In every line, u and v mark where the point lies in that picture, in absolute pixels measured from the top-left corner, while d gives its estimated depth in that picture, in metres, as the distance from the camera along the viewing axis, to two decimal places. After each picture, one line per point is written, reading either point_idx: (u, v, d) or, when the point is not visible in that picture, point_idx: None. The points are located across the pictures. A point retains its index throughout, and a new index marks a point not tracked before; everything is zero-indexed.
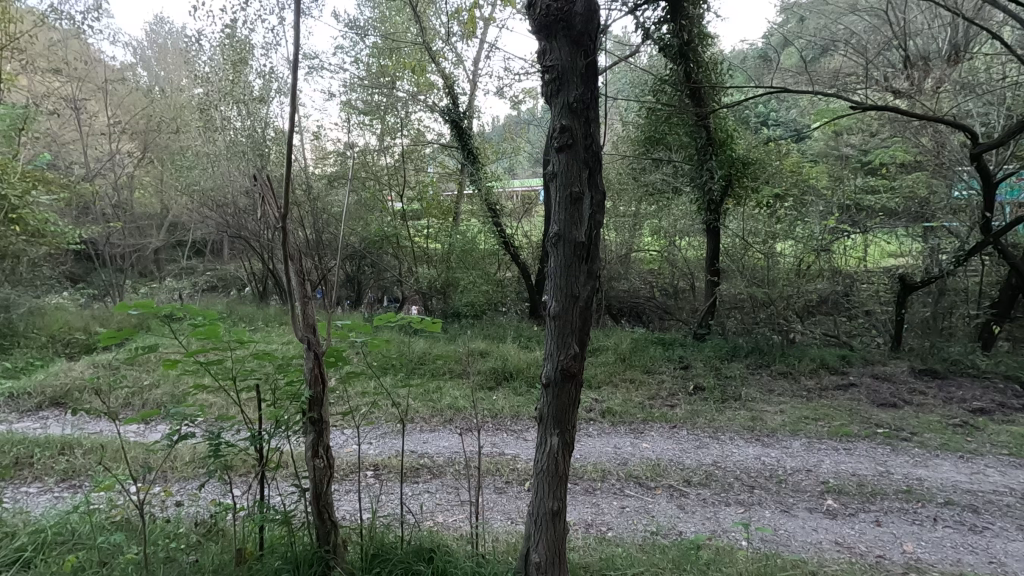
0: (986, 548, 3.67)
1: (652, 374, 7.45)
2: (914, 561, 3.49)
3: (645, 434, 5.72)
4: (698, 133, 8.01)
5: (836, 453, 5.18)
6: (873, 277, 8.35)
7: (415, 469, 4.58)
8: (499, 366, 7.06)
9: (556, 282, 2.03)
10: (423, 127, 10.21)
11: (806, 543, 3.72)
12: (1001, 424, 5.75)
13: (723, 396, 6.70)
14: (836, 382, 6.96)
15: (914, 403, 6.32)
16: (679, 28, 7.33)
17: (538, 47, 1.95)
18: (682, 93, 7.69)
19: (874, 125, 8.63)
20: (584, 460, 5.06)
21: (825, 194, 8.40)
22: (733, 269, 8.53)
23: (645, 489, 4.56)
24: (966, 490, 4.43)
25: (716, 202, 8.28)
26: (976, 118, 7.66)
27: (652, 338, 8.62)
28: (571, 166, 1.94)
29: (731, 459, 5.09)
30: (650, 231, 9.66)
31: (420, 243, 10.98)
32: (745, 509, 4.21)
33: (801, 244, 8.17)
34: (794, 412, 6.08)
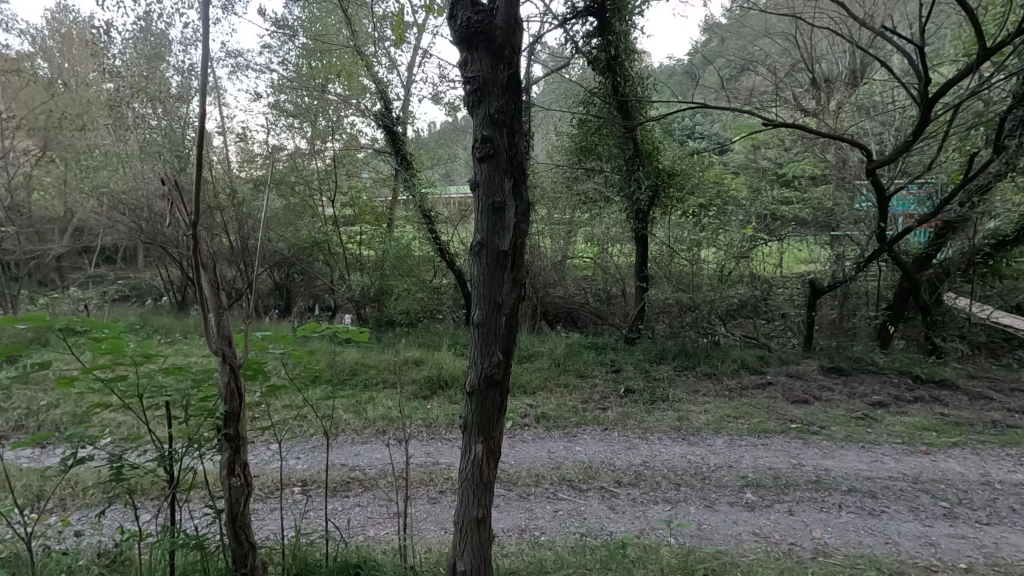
0: (883, 530, 4.01)
1: (585, 377, 7.62)
2: (821, 547, 3.76)
3: (578, 437, 5.84)
4: (626, 144, 8.32)
5: (754, 448, 5.50)
6: (788, 283, 8.91)
7: (345, 484, 4.44)
8: (434, 375, 6.99)
9: (481, 290, 2.05)
10: (356, 132, 9.97)
11: (727, 536, 3.92)
12: (896, 415, 6.30)
13: (653, 397, 6.96)
14: (755, 381, 7.39)
15: (822, 399, 6.81)
16: (606, 43, 7.58)
17: (460, 58, 1.97)
18: (611, 106, 7.96)
19: (787, 142, 9.36)
20: (519, 466, 5.11)
21: (744, 204, 8.80)
22: (661, 276, 8.96)
23: (577, 491, 4.65)
24: (866, 478, 4.82)
25: (644, 211, 8.63)
26: (872, 137, 8.53)
27: (586, 343, 8.82)
28: (494, 175, 1.96)
29: (659, 458, 5.28)
30: (583, 239, 9.86)
31: (352, 250, 10.79)
32: (672, 506, 4.38)
33: (723, 252, 8.63)
34: (717, 412, 6.40)
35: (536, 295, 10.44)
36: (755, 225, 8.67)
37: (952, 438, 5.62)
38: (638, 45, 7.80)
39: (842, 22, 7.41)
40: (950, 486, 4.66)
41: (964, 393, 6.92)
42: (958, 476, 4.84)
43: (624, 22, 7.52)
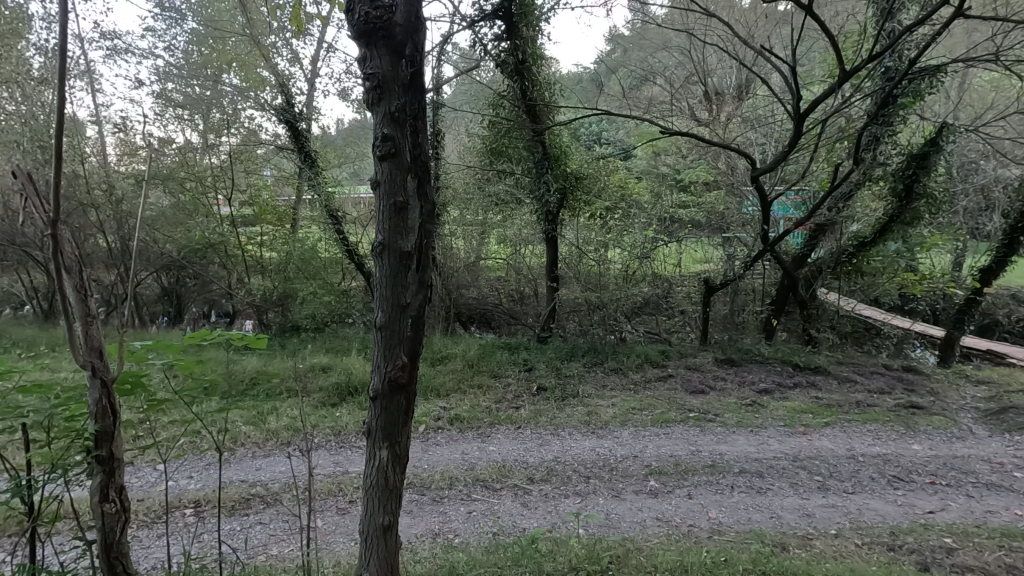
0: (769, 506, 4.39)
1: (498, 377, 7.67)
2: (716, 526, 4.05)
3: (491, 437, 5.87)
4: (535, 148, 8.50)
5: (657, 438, 5.81)
6: (686, 281, 9.53)
7: (244, 501, 4.15)
8: (343, 381, 6.73)
9: (384, 292, 2.00)
10: (255, 126, 9.50)
11: (633, 523, 4.12)
12: (778, 400, 6.94)
13: (564, 394, 7.14)
14: (657, 374, 7.82)
15: (716, 388, 7.35)
16: (514, 47, 7.70)
17: (358, 53, 1.91)
18: (519, 109, 8.07)
19: (684, 150, 10.02)
20: (432, 469, 5.05)
21: (646, 208, 9.29)
22: (570, 276, 9.20)
23: (491, 491, 4.68)
24: (754, 459, 5.25)
25: (553, 213, 8.83)
26: (757, 146, 9.33)
27: (499, 343, 8.89)
28: (395, 174, 1.93)
29: (570, 453, 5.44)
30: (496, 240, 9.92)
31: (252, 251, 10.15)
32: (582, 498, 4.53)
33: (627, 252, 8.96)
34: (623, 405, 6.70)
35: (449, 297, 10.33)
36: (656, 227, 9.13)
37: (824, 419, 6.28)
38: (545, 51, 8.02)
39: (728, 40, 8.05)
40: (823, 461, 5.20)
41: (833, 378, 7.77)
42: (830, 452, 5.41)
43: (531, 28, 7.68)
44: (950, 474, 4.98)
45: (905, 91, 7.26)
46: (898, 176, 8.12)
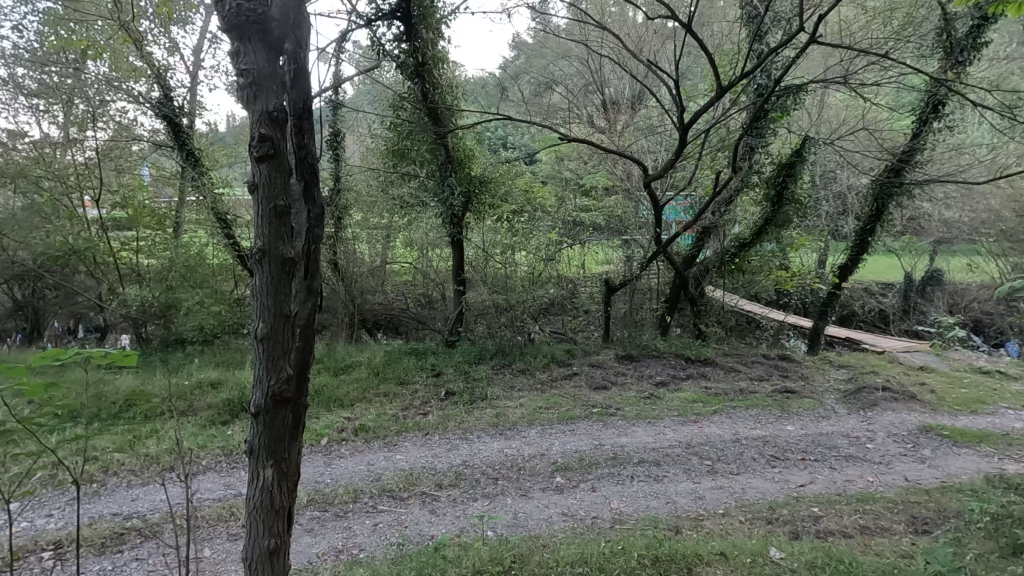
0: (665, 492, 4.67)
1: (406, 384, 7.51)
2: (617, 515, 4.25)
3: (398, 446, 5.74)
4: (438, 150, 8.48)
5: (563, 435, 5.98)
6: (590, 281, 9.89)
7: (117, 537, 3.74)
8: (235, 396, 6.26)
9: (264, 301, 1.89)
10: (130, 121, 8.69)
11: (539, 520, 4.20)
12: (673, 391, 7.41)
13: (473, 397, 7.15)
14: (563, 373, 8.05)
15: (618, 383, 7.70)
16: (413, 49, 7.61)
17: (230, 48, 1.80)
18: (420, 112, 7.97)
19: (585, 156, 10.47)
20: (335, 483, 4.84)
21: (551, 212, 9.53)
22: (477, 279, 9.18)
23: (398, 501, 4.56)
24: (652, 449, 5.57)
25: (458, 216, 8.86)
26: (649, 154, 10.00)
27: (406, 348, 8.70)
28: (275, 176, 1.83)
29: (478, 456, 5.45)
30: (402, 243, 9.73)
31: (127, 258, 9.20)
32: (490, 500, 4.55)
33: (532, 254, 9.07)
34: (531, 404, 6.83)
35: (353, 305, 9.93)
36: (560, 230, 9.39)
37: (713, 407, 6.79)
38: (446, 55, 8.02)
39: (619, 52, 8.50)
40: (712, 447, 5.61)
41: (720, 368, 8.42)
42: (718, 437, 5.87)
43: (431, 31, 7.66)
44: (817, 450, 5.58)
45: (774, 107, 8.09)
46: (770, 183, 8.97)
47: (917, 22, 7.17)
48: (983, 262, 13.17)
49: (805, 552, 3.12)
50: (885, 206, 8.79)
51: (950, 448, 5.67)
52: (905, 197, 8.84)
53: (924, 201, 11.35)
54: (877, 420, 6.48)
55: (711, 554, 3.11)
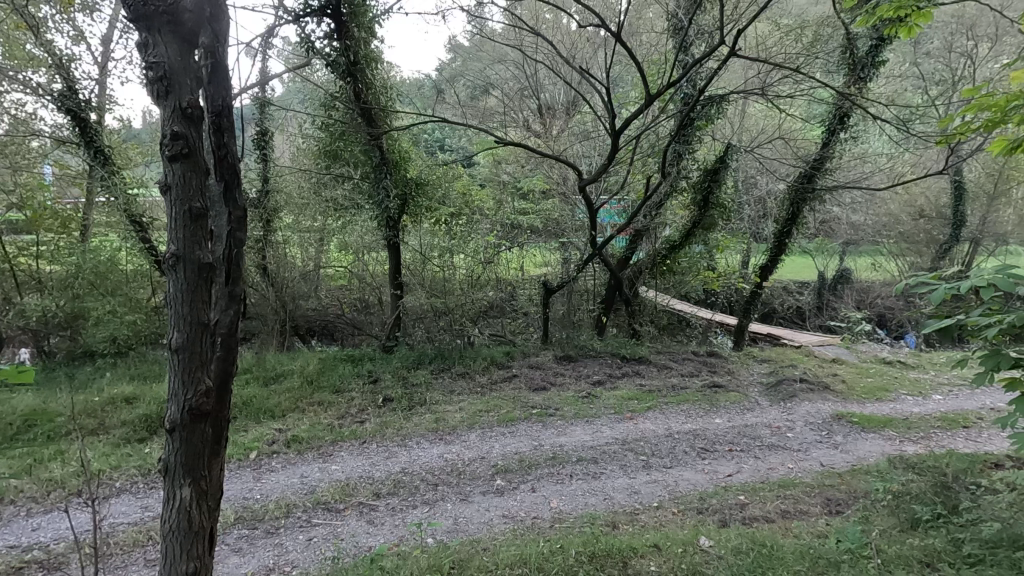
0: (602, 488, 4.78)
1: (341, 393, 7.27)
2: (557, 514, 4.31)
3: (334, 456, 5.56)
4: (372, 152, 8.24)
5: (503, 437, 5.99)
6: (528, 284, 9.98)
7: (14, 571, 3.39)
8: (153, 411, 5.84)
9: (178, 310, 1.80)
10: (28, 114, 7.94)
11: (480, 524, 4.19)
12: (610, 390, 7.60)
13: (411, 403, 7.03)
14: (502, 375, 8.07)
15: (557, 383, 7.81)
16: (345, 47, 7.42)
17: (138, 39, 1.73)
18: (353, 112, 7.77)
19: (522, 160, 10.61)
20: (266, 499, 4.62)
21: (489, 215, 9.60)
22: (414, 283, 8.98)
23: (333, 513, 4.41)
24: (589, 447, 5.68)
25: (394, 219, 8.59)
26: (583, 158, 10.24)
27: (341, 355, 8.43)
28: (189, 176, 1.76)
29: (417, 462, 5.36)
30: (337, 247, 9.47)
31: (26, 264, 8.40)
32: (430, 507, 4.49)
33: (470, 258, 9.09)
34: (470, 408, 6.81)
35: (284, 310, 9.54)
36: (498, 233, 9.48)
37: (647, 403, 7.02)
38: (380, 55, 7.89)
39: (553, 59, 8.66)
40: (647, 442, 5.80)
41: (654, 366, 8.73)
42: (652, 432, 6.07)
43: (363, 30, 7.51)
44: (743, 441, 5.89)
45: (699, 116, 8.52)
46: (697, 188, 9.42)
47: (823, 40, 7.76)
48: (884, 261, 14.52)
49: (731, 539, 3.27)
50: (800, 210, 9.42)
51: (858, 434, 6.15)
52: (817, 202, 9.52)
53: (833, 205, 12.29)
54: (796, 410, 6.92)
55: (646, 546, 3.21)
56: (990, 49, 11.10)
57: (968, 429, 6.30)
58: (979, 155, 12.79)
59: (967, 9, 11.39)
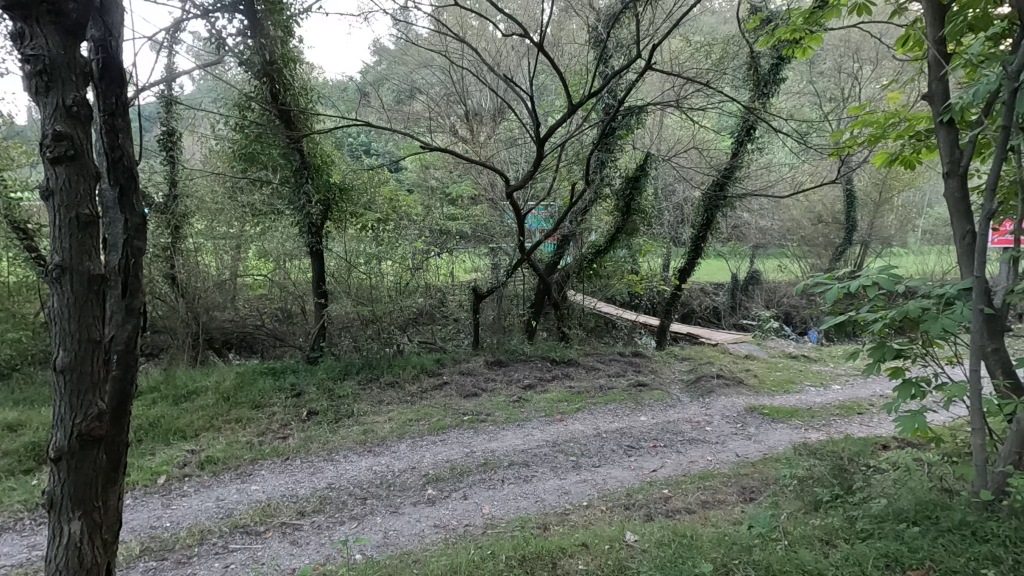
0: (533, 491, 4.84)
1: (261, 408, 6.89)
2: (489, 520, 4.30)
3: (253, 476, 5.25)
4: (292, 155, 7.95)
5: (433, 446, 5.91)
6: (458, 290, 9.95)
7: None
8: (42, 438, 5.29)
9: (65, 327, 1.69)
10: None
11: (411, 536, 4.11)
12: (540, 393, 7.71)
13: (337, 415, 6.78)
14: (433, 383, 7.96)
15: (488, 389, 7.80)
16: (259, 46, 7.04)
17: (13, 29, 1.60)
18: (270, 114, 7.46)
19: (450, 165, 10.63)
20: (176, 527, 4.29)
21: (417, 219, 9.51)
22: (340, 291, 8.65)
23: (253, 536, 4.17)
24: (520, 450, 5.73)
25: (316, 225, 8.34)
26: (511, 165, 10.36)
27: (261, 368, 7.99)
28: (74, 180, 1.67)
29: (344, 477, 5.18)
30: (255, 255, 9.01)
31: None
32: (358, 522, 4.34)
33: (398, 264, 8.85)
34: (400, 417, 6.66)
35: (195, 322, 8.89)
36: (426, 239, 9.37)
37: (576, 404, 7.17)
38: (299, 55, 7.63)
39: (479, 66, 8.75)
40: (576, 443, 5.93)
41: (582, 368, 8.94)
42: (581, 433, 6.21)
43: (280, 28, 7.26)
44: (666, 436, 6.16)
45: (620, 125, 8.88)
46: (620, 195, 9.75)
47: (730, 58, 8.30)
48: (789, 263, 15.72)
49: (654, 532, 3.39)
50: (713, 216, 10.02)
51: (769, 424, 6.59)
52: (729, 209, 10.14)
53: (743, 211, 13.16)
54: (714, 405, 7.31)
55: (575, 545, 3.27)
56: (873, 70, 12.32)
57: (862, 415, 6.92)
58: (867, 166, 14.15)
59: (853, 33, 12.59)
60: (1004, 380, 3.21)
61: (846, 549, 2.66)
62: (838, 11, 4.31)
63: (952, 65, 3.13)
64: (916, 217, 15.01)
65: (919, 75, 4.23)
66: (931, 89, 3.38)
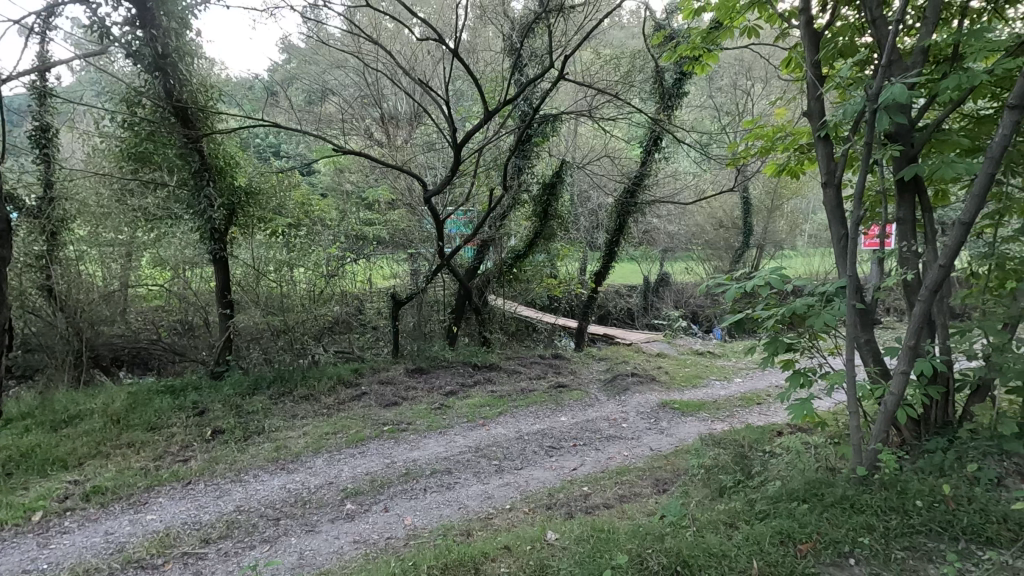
0: (456, 498, 4.80)
1: (158, 430, 6.34)
2: (411, 531, 4.22)
3: (149, 504, 4.81)
4: (190, 156, 7.29)
5: (352, 459, 5.71)
6: (376, 297, 9.70)
7: None
8: None
9: None
10: None
11: (329, 554, 3.94)
12: (462, 399, 7.67)
13: (246, 433, 6.37)
14: (350, 394, 7.68)
15: (409, 398, 7.65)
16: (150, 38, 6.59)
17: None
18: (164, 111, 6.89)
19: (366, 169, 10.36)
20: (55, 569, 3.84)
21: (332, 224, 9.17)
22: (247, 301, 8.17)
23: (150, 571, 3.81)
24: (443, 457, 5.67)
25: (220, 231, 7.76)
26: (429, 170, 10.23)
27: (157, 387, 7.29)
28: None
29: (255, 498, 4.87)
30: (149, 263, 8.24)
31: None
32: (270, 545, 4.10)
33: (311, 271, 8.56)
34: (315, 431, 6.37)
35: (78, 339, 8.05)
36: (342, 244, 9.23)
37: (498, 409, 7.21)
38: (196, 49, 7.10)
39: (393, 69, 8.65)
40: (499, 447, 5.95)
41: (503, 372, 9.01)
42: (503, 437, 6.25)
43: (173, 19, 6.72)
44: (585, 435, 6.34)
45: (536, 133, 9.08)
46: (537, 201, 9.97)
47: (637, 73, 8.73)
48: (695, 265, 16.76)
49: (574, 530, 3.48)
50: (625, 222, 10.50)
51: (679, 418, 6.98)
52: (640, 215, 10.65)
53: (653, 217, 13.86)
54: (629, 402, 7.63)
55: (497, 549, 3.29)
56: (763, 88, 13.46)
57: (761, 405, 7.51)
58: (760, 176, 15.38)
59: (746, 53, 13.66)
60: (873, 366, 3.60)
61: (746, 531, 2.86)
62: (731, 32, 4.70)
63: (826, 86, 3.47)
64: (802, 223, 16.57)
65: (800, 95, 4.66)
66: (810, 108, 3.73)
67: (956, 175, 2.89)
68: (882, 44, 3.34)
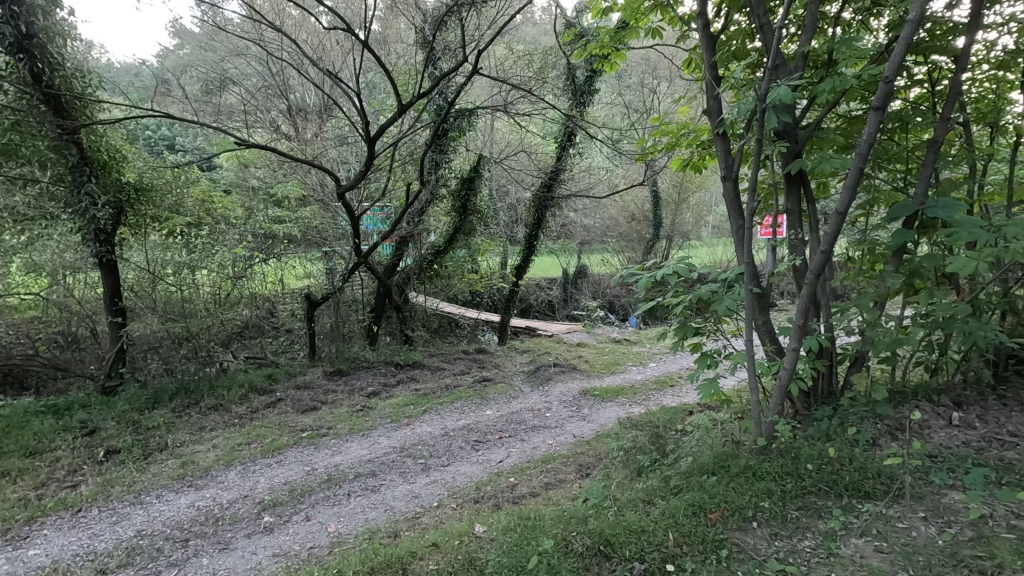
0: (381, 500, 4.70)
1: (40, 454, 5.68)
2: (336, 537, 4.08)
3: (31, 538, 4.31)
4: (66, 149, 6.56)
5: (268, 469, 5.43)
6: (289, 298, 9.28)
7: None
8: None
9: None
10: None
11: (246, 571, 3.73)
12: (385, 399, 7.50)
13: (146, 451, 5.87)
14: (264, 401, 7.28)
15: (328, 401, 7.37)
16: (10, 15, 5.87)
17: None
18: (32, 98, 6.15)
19: (273, 164, 9.82)
20: None
21: (236, 222, 8.60)
22: (142, 306, 7.60)
23: None
24: (367, 460, 5.53)
25: (105, 232, 7.07)
26: (342, 165, 9.87)
27: (37, 405, 6.46)
28: None
29: (159, 519, 4.50)
30: (20, 269, 7.27)
31: None
32: (178, 569, 3.81)
33: (215, 272, 8.15)
34: (227, 443, 5.98)
35: None
36: (248, 243, 8.69)
37: (422, 407, 7.13)
38: (69, 30, 6.41)
39: (299, 59, 8.23)
40: (424, 445, 5.89)
41: (427, 369, 8.92)
42: (428, 435, 6.18)
43: None
44: (510, 427, 6.42)
45: (452, 127, 9.01)
46: (455, 196, 9.93)
47: (550, 69, 8.88)
48: (610, 257, 17.39)
49: (502, 520, 3.51)
50: (543, 216, 10.71)
51: (600, 403, 7.26)
52: (557, 209, 10.90)
53: (569, 211, 14.22)
54: (552, 392, 7.83)
55: (425, 547, 3.25)
56: (667, 87, 14.18)
57: (673, 387, 7.97)
58: (668, 170, 16.23)
59: (652, 54, 14.32)
60: (770, 346, 3.93)
61: (663, 506, 3.03)
62: (637, 32, 4.87)
63: (722, 87, 3.72)
64: (706, 215, 17.68)
65: (700, 94, 4.94)
66: (708, 106, 3.98)
67: (833, 169, 3.20)
68: (767, 48, 3.62)
